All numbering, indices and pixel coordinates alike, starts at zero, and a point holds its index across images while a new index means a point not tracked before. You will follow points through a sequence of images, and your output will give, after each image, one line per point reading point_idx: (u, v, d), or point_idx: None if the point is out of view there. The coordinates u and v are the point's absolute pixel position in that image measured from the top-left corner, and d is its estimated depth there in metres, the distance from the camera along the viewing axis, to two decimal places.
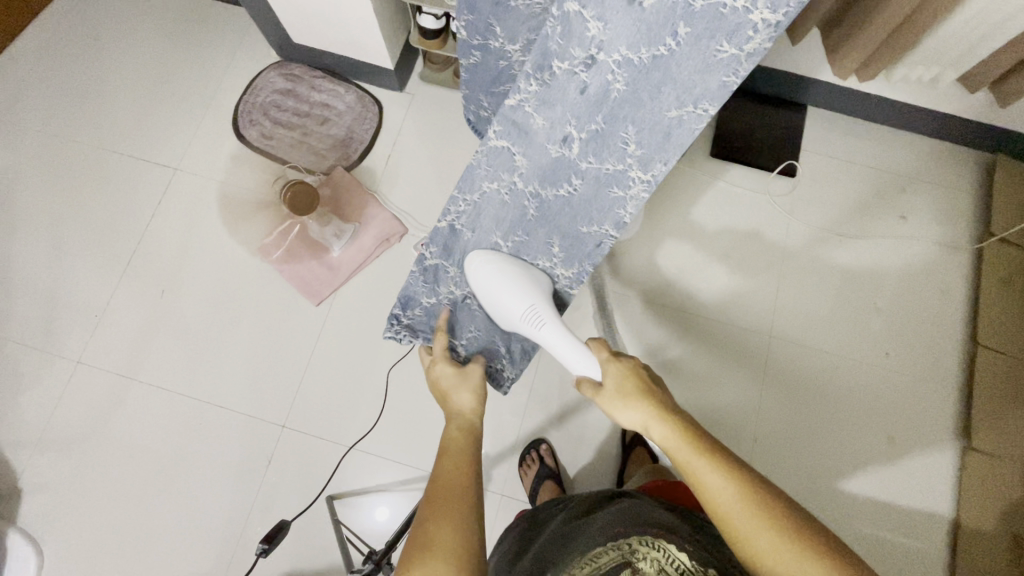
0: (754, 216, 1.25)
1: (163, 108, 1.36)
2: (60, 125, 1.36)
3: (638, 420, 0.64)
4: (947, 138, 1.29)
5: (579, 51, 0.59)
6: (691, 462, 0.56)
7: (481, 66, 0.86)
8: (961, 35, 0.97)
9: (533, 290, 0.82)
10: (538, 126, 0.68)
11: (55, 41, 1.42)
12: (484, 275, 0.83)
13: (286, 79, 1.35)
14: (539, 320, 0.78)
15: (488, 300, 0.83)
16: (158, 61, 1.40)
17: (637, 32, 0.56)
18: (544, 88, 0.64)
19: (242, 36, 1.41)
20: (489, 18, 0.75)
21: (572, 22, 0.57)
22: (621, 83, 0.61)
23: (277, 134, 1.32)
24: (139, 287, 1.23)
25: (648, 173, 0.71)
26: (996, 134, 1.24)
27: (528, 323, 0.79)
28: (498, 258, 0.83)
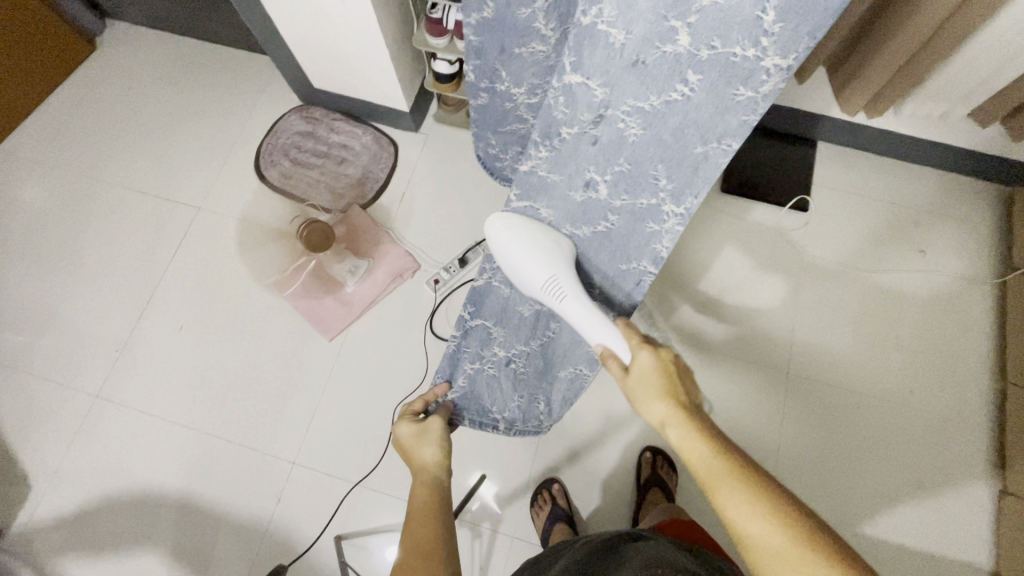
0: (767, 250, 1.25)
1: (190, 150, 1.43)
2: (91, 167, 1.42)
3: (660, 415, 0.62)
4: (961, 172, 1.29)
5: (585, 114, 0.65)
6: (707, 461, 0.55)
7: (488, 107, 0.89)
8: (967, 74, 0.98)
9: (557, 257, 0.74)
10: (555, 182, 0.73)
11: (93, 91, 1.51)
12: (507, 239, 0.75)
13: (307, 122, 1.41)
14: (559, 293, 0.71)
15: (507, 265, 0.74)
16: (187, 107, 1.48)
17: (642, 86, 0.59)
18: (554, 152, 0.70)
19: (264, 83, 1.48)
20: (496, 63, 0.78)
21: (576, 92, 0.63)
22: (636, 128, 0.63)
23: (297, 174, 1.37)
24: (157, 322, 1.27)
25: (682, 208, 0.69)
26: (1013, 168, 1.22)
27: (549, 295, 0.72)
28: (516, 222, 0.75)
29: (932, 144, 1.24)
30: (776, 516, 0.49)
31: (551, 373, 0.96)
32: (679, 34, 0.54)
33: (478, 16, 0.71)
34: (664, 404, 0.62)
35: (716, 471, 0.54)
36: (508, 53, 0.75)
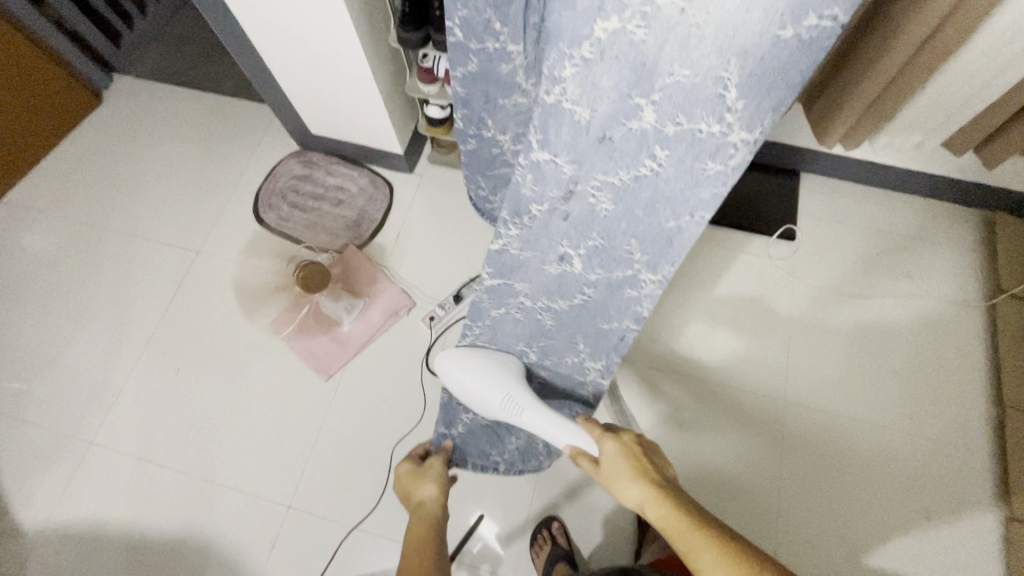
0: (757, 279, 1.27)
1: (190, 196, 1.46)
2: (93, 214, 1.46)
3: (638, 499, 0.63)
4: (942, 198, 1.32)
5: (556, 189, 0.72)
6: (687, 542, 0.55)
7: (478, 151, 0.92)
8: (936, 107, 1.02)
9: (506, 378, 0.83)
10: (528, 259, 0.82)
11: (98, 142, 1.56)
12: (458, 374, 0.84)
13: (304, 166, 1.45)
14: (517, 408, 0.79)
15: (464, 397, 0.84)
16: (189, 155, 1.52)
17: (611, 161, 0.67)
18: (526, 230, 0.78)
19: (263, 129, 1.54)
20: (482, 113, 0.83)
21: (544, 168, 0.70)
22: (606, 204, 0.71)
23: (294, 217, 1.40)
24: (155, 366, 1.27)
25: (659, 274, 0.76)
26: (992, 193, 1.26)
27: (508, 413, 0.80)
28: (465, 354, 0.85)
29: (911, 172, 1.28)
30: None
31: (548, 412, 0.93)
32: (642, 112, 0.61)
33: (465, 69, 0.76)
34: (636, 485, 0.63)
35: (699, 552, 0.53)
36: (494, 102, 0.80)
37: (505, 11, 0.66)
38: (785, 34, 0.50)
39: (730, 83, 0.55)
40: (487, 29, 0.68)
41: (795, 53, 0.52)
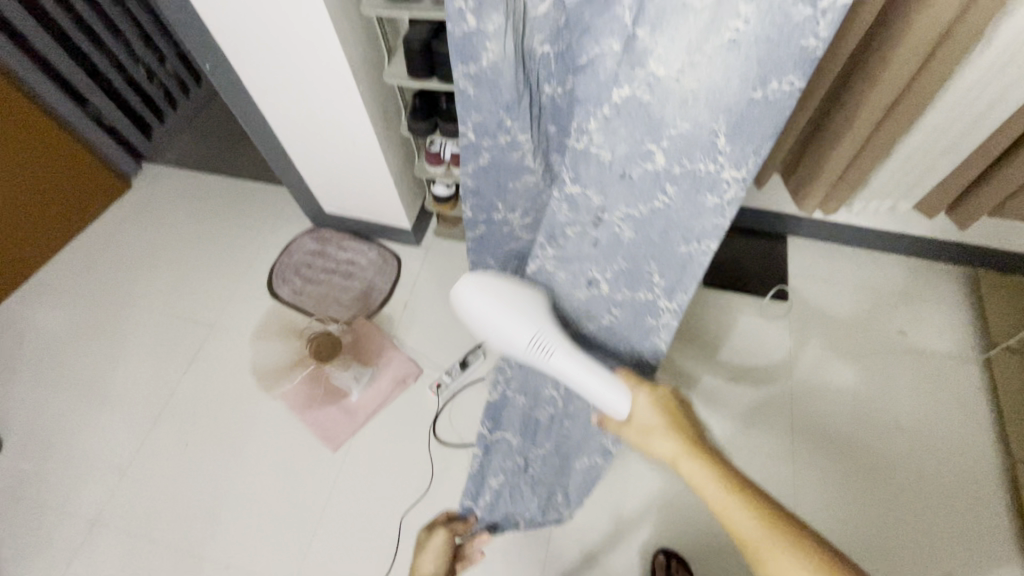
0: (754, 339, 1.30)
1: (208, 273, 1.54)
2: (114, 292, 1.53)
3: (670, 451, 0.67)
4: (925, 257, 1.38)
5: (585, 216, 0.72)
6: (719, 495, 0.60)
7: (486, 236, 1.00)
8: (901, 176, 1.10)
9: (537, 313, 0.72)
10: (560, 281, 0.81)
11: (124, 225, 1.67)
12: (479, 301, 0.71)
13: (317, 242, 1.53)
14: (545, 349, 0.70)
15: (486, 329, 0.72)
16: (209, 234, 1.61)
17: (632, 195, 0.67)
18: (561, 252, 0.78)
19: (279, 210, 1.64)
20: (492, 197, 0.92)
21: (576, 199, 0.71)
22: (628, 231, 0.71)
23: (307, 290, 1.46)
24: (163, 441, 1.28)
25: (672, 305, 0.77)
26: (971, 250, 1.32)
27: (535, 353, 0.70)
28: (481, 278, 0.72)
29: (891, 234, 1.35)
30: (790, 543, 0.54)
31: (567, 467, 0.99)
32: (655, 155, 0.63)
33: (478, 161, 0.85)
34: (671, 437, 0.67)
35: (729, 503, 0.59)
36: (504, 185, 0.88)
37: (516, 110, 0.75)
38: (758, 97, 0.54)
39: (720, 130, 0.57)
40: (499, 127, 0.78)
41: (763, 119, 0.56)
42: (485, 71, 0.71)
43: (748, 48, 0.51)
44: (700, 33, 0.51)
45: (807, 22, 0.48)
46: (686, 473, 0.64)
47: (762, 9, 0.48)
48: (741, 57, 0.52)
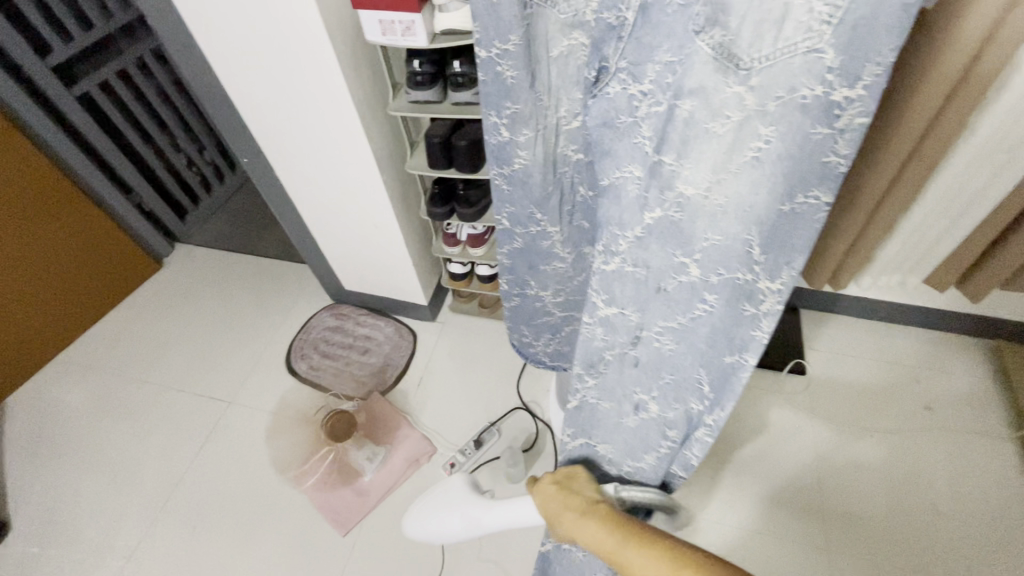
0: (775, 415, 1.28)
1: (229, 349, 1.57)
2: (137, 367, 1.57)
3: (570, 528, 0.71)
4: (943, 328, 1.36)
5: (623, 336, 0.74)
6: (623, 553, 0.64)
7: (519, 308, 1.04)
8: (904, 256, 1.11)
9: (455, 501, 0.97)
10: (605, 409, 0.82)
11: (153, 302, 1.74)
12: (421, 526, 1.00)
13: (335, 317, 1.57)
14: (476, 519, 0.93)
15: (439, 538, 0.99)
16: (232, 311, 1.67)
17: (670, 308, 0.69)
18: (601, 378, 0.79)
19: (300, 286, 1.70)
20: (525, 276, 0.97)
21: (613, 319, 0.73)
22: (670, 343, 0.72)
23: (324, 365, 1.49)
24: (172, 524, 1.26)
25: (711, 420, 0.76)
26: (988, 321, 1.30)
27: (474, 526, 0.93)
28: (416, 509, 1.02)
29: (905, 306, 1.34)
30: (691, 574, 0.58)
31: None
32: (689, 268, 0.65)
33: (510, 244, 0.92)
34: (569, 519, 0.71)
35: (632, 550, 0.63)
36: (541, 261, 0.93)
37: (546, 207, 0.86)
38: (784, 208, 0.59)
39: (753, 242, 0.61)
40: (529, 219, 0.87)
41: (791, 224, 0.61)
42: (517, 175, 0.82)
43: (775, 164, 0.56)
44: (725, 152, 0.57)
45: (827, 141, 0.56)
46: (589, 546, 0.68)
47: (783, 131, 0.55)
48: (765, 171, 0.57)
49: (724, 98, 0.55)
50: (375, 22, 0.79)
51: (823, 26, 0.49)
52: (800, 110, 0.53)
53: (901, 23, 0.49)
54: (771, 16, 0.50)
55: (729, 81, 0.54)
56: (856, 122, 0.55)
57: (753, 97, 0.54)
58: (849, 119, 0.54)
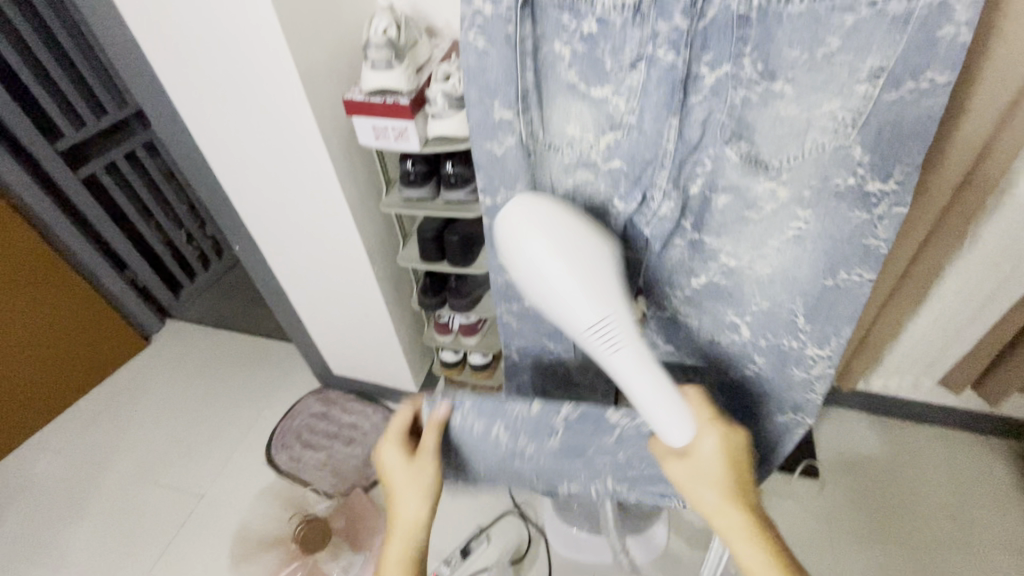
0: (787, 525, 1.18)
1: (207, 435, 1.50)
2: (112, 452, 1.49)
3: (717, 500, 0.56)
4: (960, 428, 1.28)
5: (681, 375, 0.81)
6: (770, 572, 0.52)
7: None
8: (913, 359, 1.05)
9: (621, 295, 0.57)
10: None
11: (134, 383, 1.68)
12: (535, 246, 0.56)
13: (322, 403, 1.50)
14: (612, 343, 0.56)
15: (551, 293, 0.56)
16: (216, 392, 1.61)
17: (722, 358, 0.76)
18: None
19: (288, 368, 1.64)
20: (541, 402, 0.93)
21: (669, 357, 0.81)
22: (721, 392, 0.79)
23: (306, 456, 1.40)
24: None
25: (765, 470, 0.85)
26: (1007, 422, 1.23)
27: (602, 341, 0.56)
28: (554, 215, 0.57)
29: (918, 404, 1.27)
30: None
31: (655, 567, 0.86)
32: (740, 326, 0.71)
33: (519, 378, 0.90)
34: (724, 492, 0.56)
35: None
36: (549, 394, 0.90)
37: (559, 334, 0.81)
38: (830, 283, 0.62)
39: (796, 312, 0.66)
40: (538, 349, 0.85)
41: (839, 296, 0.63)
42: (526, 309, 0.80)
43: (814, 242, 0.60)
44: (764, 232, 0.61)
45: (869, 224, 0.58)
46: (721, 532, 0.56)
47: (822, 216, 0.58)
48: (804, 247, 0.61)
49: (756, 192, 0.58)
50: (368, 126, 0.79)
51: (846, 131, 0.52)
52: (835, 198, 0.56)
53: (924, 127, 0.51)
54: (792, 130, 0.53)
55: (758, 178, 0.57)
56: (895, 209, 0.56)
57: (787, 191, 0.57)
58: (886, 208, 0.56)
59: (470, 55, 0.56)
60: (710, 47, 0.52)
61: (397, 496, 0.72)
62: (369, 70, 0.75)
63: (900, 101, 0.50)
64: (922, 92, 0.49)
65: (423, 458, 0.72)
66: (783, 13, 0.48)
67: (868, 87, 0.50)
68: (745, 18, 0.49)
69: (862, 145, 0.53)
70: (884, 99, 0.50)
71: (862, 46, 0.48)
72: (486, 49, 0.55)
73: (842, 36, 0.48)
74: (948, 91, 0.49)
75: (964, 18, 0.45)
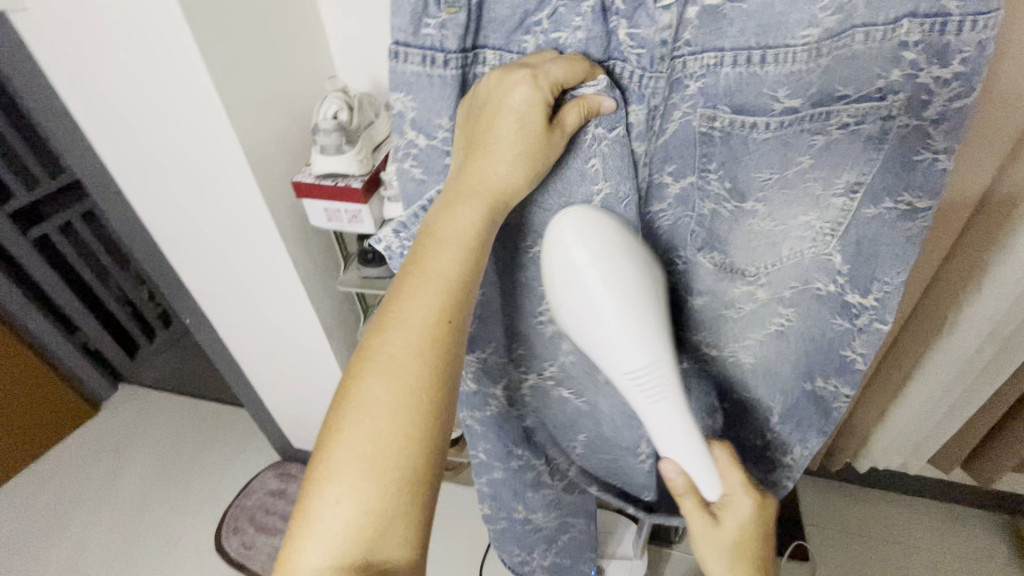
0: None
1: (153, 517, 1.38)
2: (48, 539, 1.37)
3: None
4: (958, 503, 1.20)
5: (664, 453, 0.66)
6: None
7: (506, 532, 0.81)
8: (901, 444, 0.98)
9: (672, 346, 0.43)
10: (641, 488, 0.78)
11: (77, 457, 1.56)
12: (566, 261, 0.40)
13: (280, 479, 1.39)
14: (655, 396, 0.44)
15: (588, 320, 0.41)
16: (166, 467, 1.50)
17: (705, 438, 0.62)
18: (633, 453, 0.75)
19: (246, 438, 1.53)
20: (512, 501, 0.76)
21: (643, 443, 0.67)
22: None
23: (258, 541, 1.28)
24: None
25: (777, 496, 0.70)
26: (1005, 499, 1.15)
27: (641, 394, 0.44)
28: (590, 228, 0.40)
29: (911, 478, 1.20)
30: None
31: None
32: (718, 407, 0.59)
33: (490, 475, 0.73)
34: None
35: None
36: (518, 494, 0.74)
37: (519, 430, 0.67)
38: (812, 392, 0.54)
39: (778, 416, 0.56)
40: (509, 454, 0.70)
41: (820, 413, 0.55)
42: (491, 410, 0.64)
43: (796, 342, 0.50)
44: (745, 333, 0.50)
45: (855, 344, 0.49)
46: None
47: (804, 315, 0.48)
48: (791, 347, 0.51)
49: (735, 297, 0.48)
50: (319, 209, 0.75)
51: (826, 240, 0.44)
52: (816, 300, 0.47)
53: (905, 248, 0.43)
54: (773, 250, 0.45)
55: (735, 285, 0.47)
56: (876, 326, 0.47)
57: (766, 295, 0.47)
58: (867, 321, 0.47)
59: (404, 183, 0.48)
60: (675, 158, 0.43)
61: (484, 159, 0.40)
62: (319, 154, 0.71)
63: (881, 220, 0.42)
64: (903, 214, 0.41)
65: (558, 139, 0.41)
66: (756, 139, 0.40)
67: (845, 201, 0.42)
68: (708, 137, 0.41)
69: (840, 255, 0.45)
70: (861, 216, 0.42)
71: (835, 166, 0.40)
72: (422, 180, 0.47)
73: (814, 154, 0.40)
74: (930, 215, 0.41)
75: (943, 144, 0.38)
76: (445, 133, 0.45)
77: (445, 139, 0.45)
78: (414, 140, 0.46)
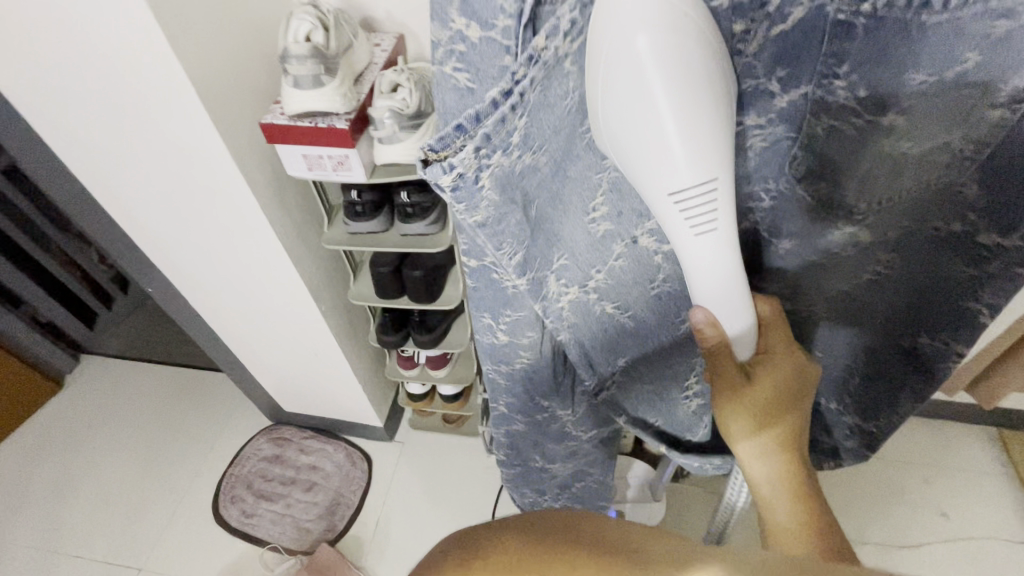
0: None
1: (144, 493, 1.32)
2: (33, 523, 1.31)
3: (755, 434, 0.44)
4: (954, 420, 1.23)
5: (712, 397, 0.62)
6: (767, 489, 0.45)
7: (526, 479, 0.81)
8: None
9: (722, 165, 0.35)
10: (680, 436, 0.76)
11: (49, 436, 1.46)
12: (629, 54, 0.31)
13: (274, 444, 1.33)
14: (709, 216, 0.36)
15: (629, 134, 0.34)
16: (148, 440, 1.42)
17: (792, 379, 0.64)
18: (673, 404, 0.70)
19: (231, 404, 1.45)
20: (530, 451, 0.74)
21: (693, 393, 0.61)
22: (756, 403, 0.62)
23: (260, 509, 1.25)
24: None
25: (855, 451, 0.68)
26: (1000, 414, 1.18)
27: (691, 219, 0.36)
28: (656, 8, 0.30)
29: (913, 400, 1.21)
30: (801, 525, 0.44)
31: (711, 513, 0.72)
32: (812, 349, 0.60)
33: (510, 427, 0.70)
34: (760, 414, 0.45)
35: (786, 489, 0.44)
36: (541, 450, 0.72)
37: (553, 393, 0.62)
38: (909, 344, 0.54)
39: (860, 362, 0.59)
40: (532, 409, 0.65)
41: (907, 362, 0.56)
42: (519, 367, 0.57)
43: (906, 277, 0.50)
44: (831, 270, 0.50)
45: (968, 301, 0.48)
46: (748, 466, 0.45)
47: (907, 255, 0.48)
48: (876, 284, 0.51)
49: (829, 236, 0.46)
50: (296, 155, 0.63)
51: (962, 164, 0.39)
52: (932, 240, 0.46)
53: None
54: (894, 174, 0.40)
55: (835, 224, 0.45)
56: (1011, 271, 0.44)
57: (868, 232, 0.45)
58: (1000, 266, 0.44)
59: (442, 92, 0.37)
60: (787, 62, 0.38)
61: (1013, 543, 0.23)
62: (291, 87, 0.58)
63: None
64: None
65: None
66: (928, 23, 0.33)
67: (1003, 113, 0.36)
68: (848, 27, 0.34)
69: (968, 183, 0.41)
70: (1017, 128, 0.37)
71: (1014, 59, 0.33)
72: (469, 87, 0.36)
73: (987, 48, 0.33)
74: None
75: None
76: (506, 20, 0.33)
77: (505, 30, 0.33)
78: (462, 31, 0.34)
